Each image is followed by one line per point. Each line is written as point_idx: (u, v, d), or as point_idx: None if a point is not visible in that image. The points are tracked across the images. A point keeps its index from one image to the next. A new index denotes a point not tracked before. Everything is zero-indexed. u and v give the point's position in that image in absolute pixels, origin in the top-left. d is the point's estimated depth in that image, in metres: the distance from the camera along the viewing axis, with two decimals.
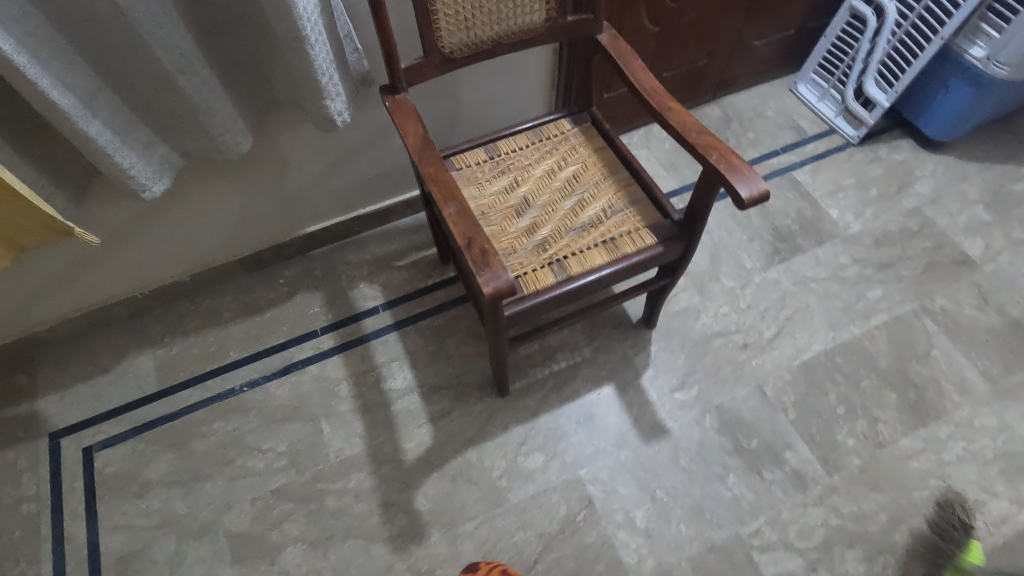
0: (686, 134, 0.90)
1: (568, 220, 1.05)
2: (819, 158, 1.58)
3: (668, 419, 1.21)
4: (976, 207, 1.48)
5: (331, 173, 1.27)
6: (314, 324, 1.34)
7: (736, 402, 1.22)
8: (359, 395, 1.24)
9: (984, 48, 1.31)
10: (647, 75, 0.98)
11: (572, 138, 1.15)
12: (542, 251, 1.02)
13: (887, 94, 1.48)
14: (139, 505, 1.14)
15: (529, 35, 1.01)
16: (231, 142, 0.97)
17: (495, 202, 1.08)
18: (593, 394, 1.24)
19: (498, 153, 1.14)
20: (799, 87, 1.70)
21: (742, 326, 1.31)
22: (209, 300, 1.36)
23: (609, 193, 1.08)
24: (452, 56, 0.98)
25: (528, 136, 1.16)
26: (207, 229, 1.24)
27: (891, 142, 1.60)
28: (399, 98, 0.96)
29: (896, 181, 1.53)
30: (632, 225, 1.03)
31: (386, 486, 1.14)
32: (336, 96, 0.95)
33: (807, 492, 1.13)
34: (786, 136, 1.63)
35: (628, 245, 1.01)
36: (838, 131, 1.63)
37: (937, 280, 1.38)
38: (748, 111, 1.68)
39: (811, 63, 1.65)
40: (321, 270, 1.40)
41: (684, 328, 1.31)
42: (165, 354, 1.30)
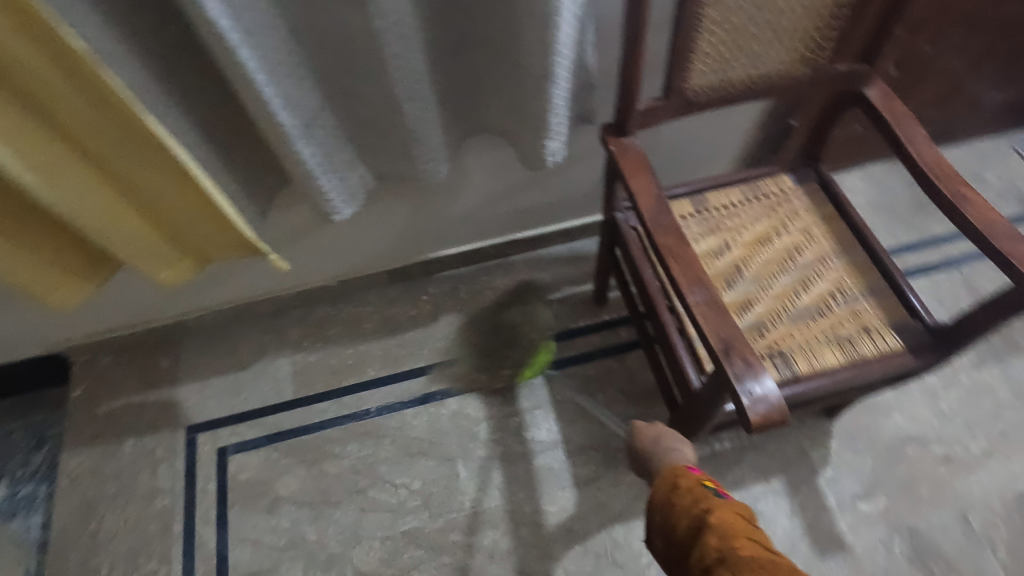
0: (988, 234, 0.73)
1: (787, 302, 0.90)
2: None
3: (849, 533, 1.05)
4: None
5: (502, 198, 1.16)
6: (456, 352, 1.25)
7: (934, 528, 1.05)
8: (500, 440, 1.15)
9: None
10: (931, 149, 0.81)
11: (793, 200, 0.99)
12: (758, 337, 0.87)
13: None
14: (269, 520, 1.10)
15: (786, 82, 0.86)
16: (431, 169, 0.88)
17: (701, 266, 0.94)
18: (759, 486, 1.10)
19: (704, 206, 0.99)
20: None
21: (944, 435, 1.13)
22: (351, 308, 1.31)
23: (839, 275, 0.92)
24: (695, 99, 0.84)
25: (739, 190, 1.00)
26: (368, 240, 1.18)
27: None
28: (626, 144, 0.84)
29: None
30: (869, 321, 0.87)
31: (523, 551, 1.05)
32: (558, 135, 0.83)
33: None
34: (1009, 207, 1.39)
35: (866, 346, 0.85)
36: None
37: None
38: (963, 171, 1.44)
39: None
40: (468, 293, 1.32)
41: (873, 425, 1.14)
42: (304, 361, 1.25)
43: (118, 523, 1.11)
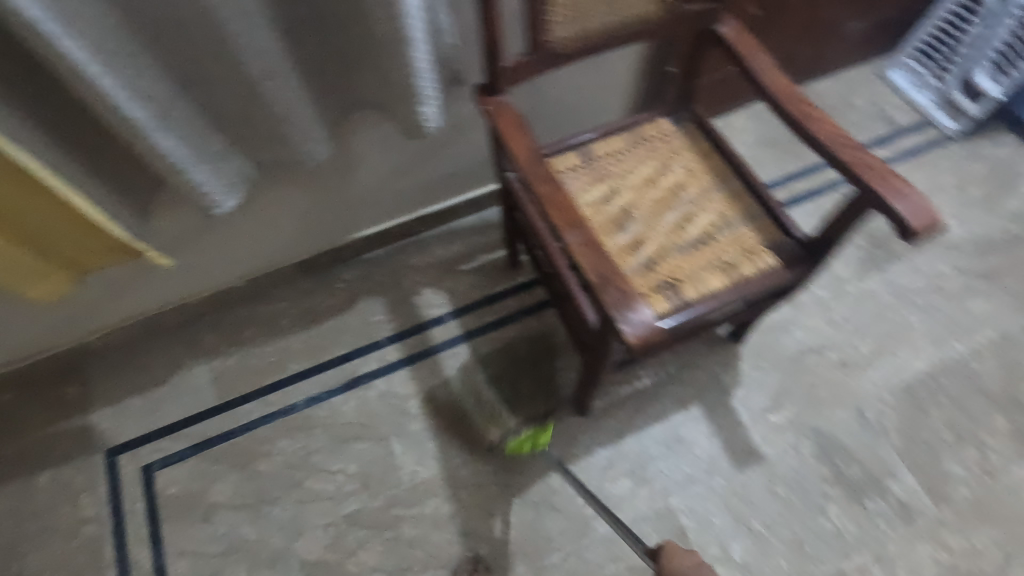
0: (833, 147, 0.79)
1: (674, 237, 0.95)
2: (913, 154, 1.46)
3: (763, 443, 1.14)
4: None
5: (399, 174, 1.16)
6: (378, 334, 1.26)
7: (835, 425, 1.15)
8: (431, 412, 1.17)
9: None
10: (779, 75, 0.86)
11: (672, 140, 1.04)
12: (650, 272, 0.92)
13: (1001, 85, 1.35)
14: (205, 529, 1.08)
15: (645, 27, 0.89)
16: (309, 150, 0.86)
17: (593, 214, 0.97)
18: (680, 414, 1.17)
19: (591, 156, 1.02)
20: (891, 74, 1.54)
21: (837, 342, 1.23)
22: (265, 306, 1.28)
23: (719, 205, 0.97)
24: (559, 52, 0.86)
25: (622, 137, 1.04)
26: (269, 234, 1.15)
27: (994, 135, 1.47)
28: (500, 102, 0.85)
29: (1000, 180, 1.41)
30: (747, 243, 0.93)
31: (465, 512, 1.08)
32: (430, 100, 0.83)
33: (914, 525, 1.06)
34: (877, 128, 1.50)
35: (747, 266, 0.91)
36: (935, 124, 1.49)
37: None
38: (835, 99, 1.55)
39: (909, 46, 1.52)
40: (383, 274, 1.31)
41: (775, 343, 1.23)
42: (222, 366, 1.22)
43: (44, 561, 1.06)
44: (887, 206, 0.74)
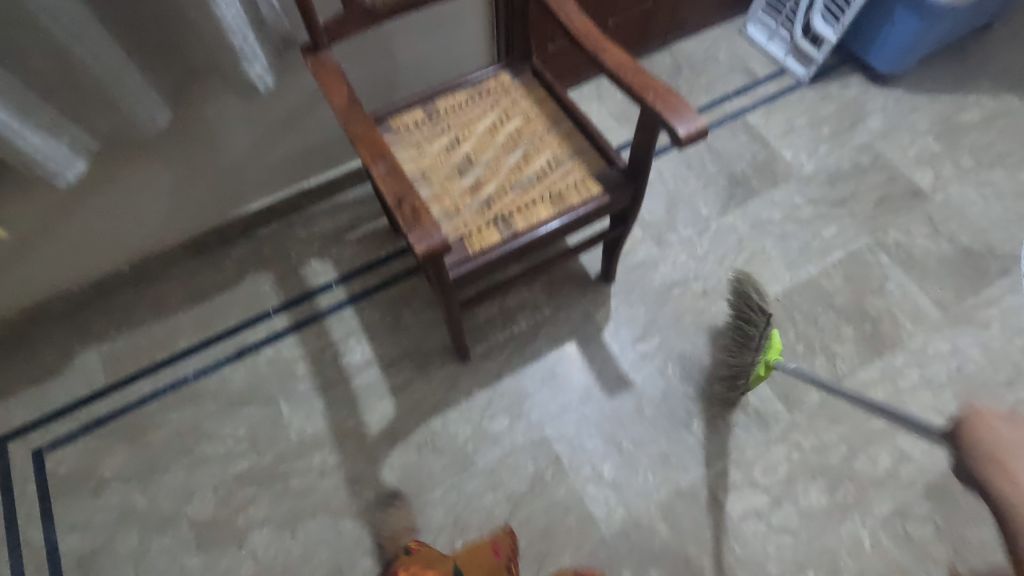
0: (622, 75, 0.87)
1: (511, 177, 1.02)
2: (770, 100, 1.56)
3: (632, 370, 1.21)
4: (925, 138, 1.49)
5: (267, 146, 1.21)
6: (266, 305, 1.30)
7: (697, 348, 1.23)
8: (318, 372, 1.22)
9: None
10: (580, 16, 0.94)
11: (512, 91, 1.11)
12: (486, 210, 0.98)
13: (834, 30, 1.45)
14: (97, 502, 1.11)
15: None
16: (147, 117, 0.91)
17: (436, 163, 1.04)
18: (555, 352, 1.23)
19: (436, 111, 1.09)
20: (748, 29, 1.66)
21: (700, 274, 1.32)
22: (155, 288, 1.31)
23: (552, 145, 1.05)
24: (375, 9, 0.92)
25: (466, 91, 1.11)
26: (143, 212, 1.19)
27: (842, 78, 1.59)
28: (322, 57, 0.91)
29: (847, 117, 1.53)
30: (576, 176, 1.00)
31: (350, 461, 1.13)
32: (253, 60, 0.89)
33: (770, 431, 1.14)
34: (738, 79, 1.61)
35: (574, 196, 0.98)
36: (789, 72, 1.60)
37: (891, 213, 1.39)
38: (699, 56, 1.65)
39: (758, 3, 1.61)
40: (270, 249, 1.36)
41: (643, 280, 1.31)
42: (112, 348, 1.25)
43: None
44: (663, 120, 0.82)
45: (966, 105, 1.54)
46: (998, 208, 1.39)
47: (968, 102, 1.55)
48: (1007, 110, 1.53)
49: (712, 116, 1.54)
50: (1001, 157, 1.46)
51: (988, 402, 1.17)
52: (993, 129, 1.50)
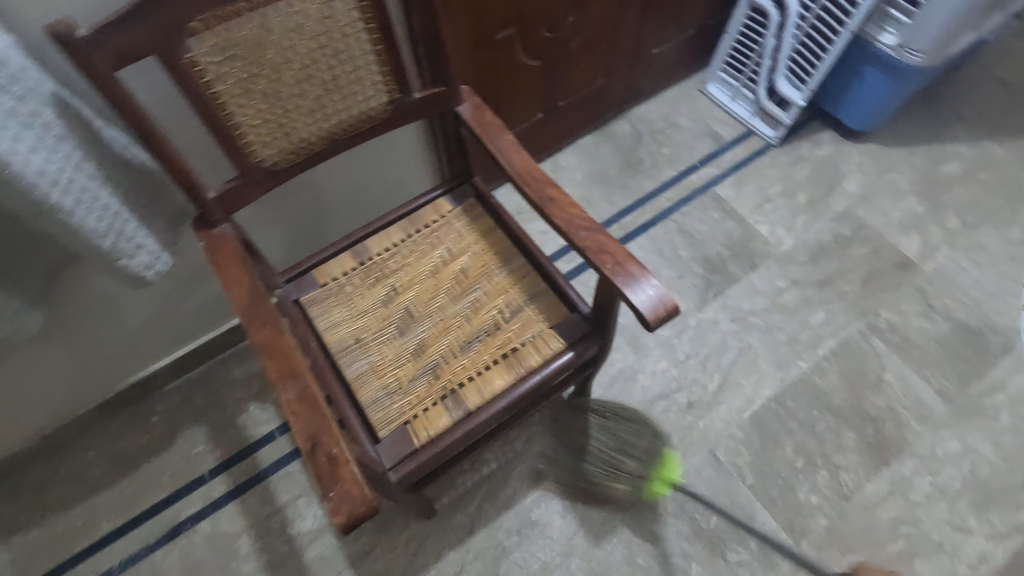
0: (574, 233, 0.74)
1: (460, 333, 0.89)
2: (740, 168, 1.45)
3: (618, 510, 1.08)
4: (906, 198, 1.39)
5: (180, 297, 1.06)
6: (201, 467, 1.14)
7: (689, 474, 1.11)
8: (264, 548, 1.07)
9: (895, 35, 1.20)
10: (521, 154, 0.82)
11: (454, 222, 0.98)
12: (433, 381, 0.85)
13: (801, 93, 1.35)
14: None
15: (374, 122, 0.82)
16: (11, 328, 0.75)
17: (373, 323, 0.90)
18: (531, 495, 1.10)
19: (369, 255, 0.95)
20: (709, 88, 1.54)
21: (683, 382, 1.19)
22: (71, 459, 1.14)
23: (504, 289, 0.91)
24: (278, 168, 0.79)
25: (402, 227, 0.98)
26: (42, 387, 1.03)
27: (812, 136, 1.49)
28: (219, 233, 0.77)
29: (823, 181, 1.43)
30: (533, 329, 0.87)
31: None
32: (135, 250, 0.74)
33: (777, 569, 1.03)
34: (703, 145, 1.49)
35: (532, 356, 0.85)
36: (756, 133, 1.49)
37: (880, 291, 1.28)
38: (660, 122, 1.53)
39: (717, 62, 1.49)
40: (202, 397, 1.20)
41: (623, 395, 1.18)
42: (23, 541, 1.08)
43: None
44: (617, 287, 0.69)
45: (945, 157, 1.45)
46: (991, 275, 1.30)
47: (946, 154, 1.46)
48: (987, 160, 1.44)
49: (680, 192, 1.42)
50: (988, 214, 1.37)
51: (1007, 510, 1.06)
52: (975, 182, 1.41)
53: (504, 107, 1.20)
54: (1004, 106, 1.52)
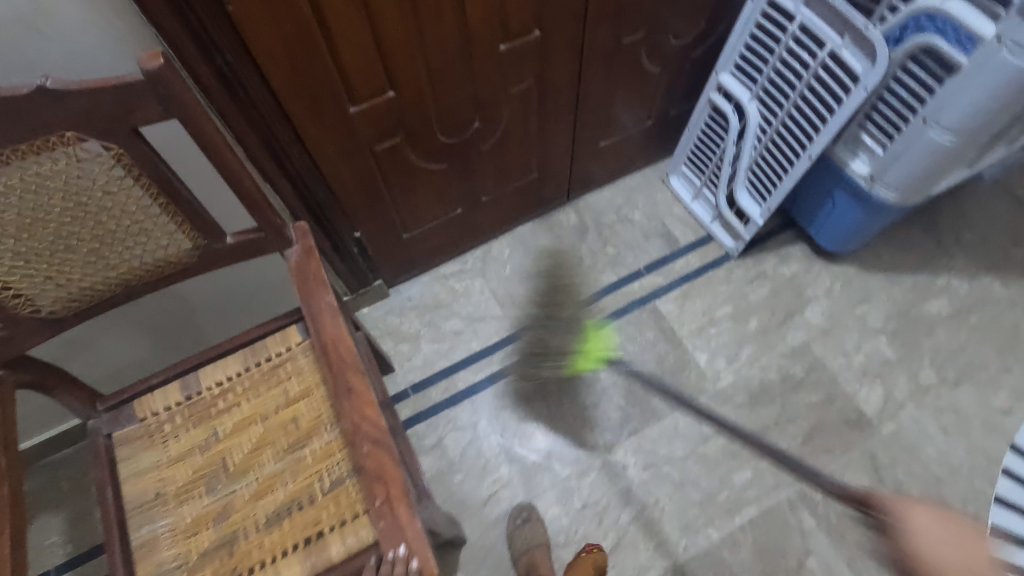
0: (360, 444, 0.63)
1: (270, 501, 0.78)
2: (689, 279, 1.29)
3: None
4: (876, 339, 1.21)
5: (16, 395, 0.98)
6: (49, 561, 1.09)
7: None
8: None
9: (868, 164, 1.02)
10: (336, 323, 0.70)
11: (299, 358, 0.87)
12: (225, 559, 0.75)
13: (760, 209, 1.18)
14: None
15: (178, 265, 0.72)
16: None
17: (181, 474, 0.80)
18: None
19: (198, 388, 0.85)
20: (671, 181, 1.38)
21: (573, 536, 1.07)
22: None
23: (331, 451, 0.80)
24: (57, 315, 0.69)
25: (242, 356, 0.87)
26: None
27: (779, 250, 1.31)
28: None
29: (782, 307, 1.25)
30: (346, 511, 0.76)
31: None
32: None
33: None
34: (654, 248, 1.34)
35: (335, 546, 0.74)
36: (716, 240, 1.33)
37: (822, 453, 1.11)
38: (610, 215, 1.38)
39: (679, 155, 1.33)
40: (67, 483, 1.14)
41: (503, 542, 1.07)
42: None
43: None
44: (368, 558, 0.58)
45: (932, 291, 1.25)
46: (960, 448, 1.10)
47: (936, 287, 1.25)
48: (982, 299, 1.23)
49: (616, 301, 1.28)
50: (971, 370, 1.17)
51: None
52: (963, 327, 1.21)
53: (406, 208, 1.08)
54: (1016, 232, 1.30)
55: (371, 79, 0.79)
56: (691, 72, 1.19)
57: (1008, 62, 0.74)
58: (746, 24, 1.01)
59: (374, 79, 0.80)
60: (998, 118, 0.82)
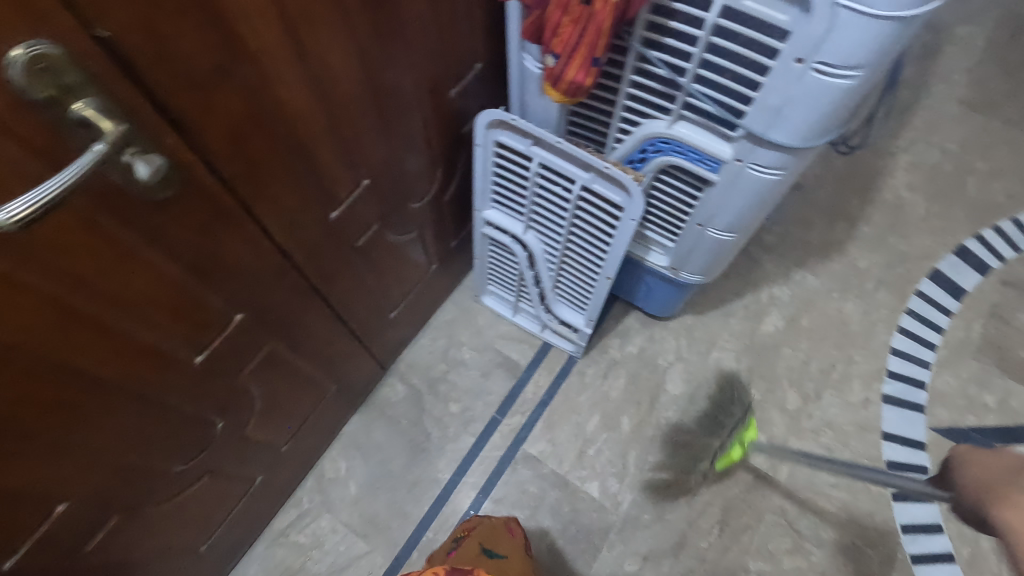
0: None
1: None
2: (547, 404, 1.17)
3: None
4: (739, 382, 1.18)
5: None
6: None
7: None
8: None
9: (664, 256, 0.95)
10: None
11: None
12: None
13: (582, 318, 1.08)
14: None
15: None
16: None
17: None
18: None
19: None
20: (484, 301, 1.23)
21: None
22: None
23: None
24: None
25: None
26: None
27: (618, 330, 1.23)
28: None
29: (644, 391, 1.18)
30: None
31: None
32: None
33: None
34: (498, 382, 1.19)
35: None
36: (554, 346, 1.21)
37: (741, 533, 1.06)
38: (439, 365, 1.21)
39: (480, 278, 1.18)
40: None
41: None
42: None
43: None
44: None
45: (763, 308, 1.25)
46: (848, 459, 1.11)
47: (765, 303, 1.25)
48: (806, 299, 1.26)
49: (484, 467, 1.12)
50: (824, 376, 1.19)
51: None
52: (802, 335, 1.22)
53: (181, 534, 0.82)
54: (803, 216, 1.34)
55: (11, 524, 0.53)
56: (454, 208, 1.04)
57: (755, 177, 0.68)
58: (484, 168, 0.87)
59: (11, 524, 0.53)
60: (764, 210, 0.77)
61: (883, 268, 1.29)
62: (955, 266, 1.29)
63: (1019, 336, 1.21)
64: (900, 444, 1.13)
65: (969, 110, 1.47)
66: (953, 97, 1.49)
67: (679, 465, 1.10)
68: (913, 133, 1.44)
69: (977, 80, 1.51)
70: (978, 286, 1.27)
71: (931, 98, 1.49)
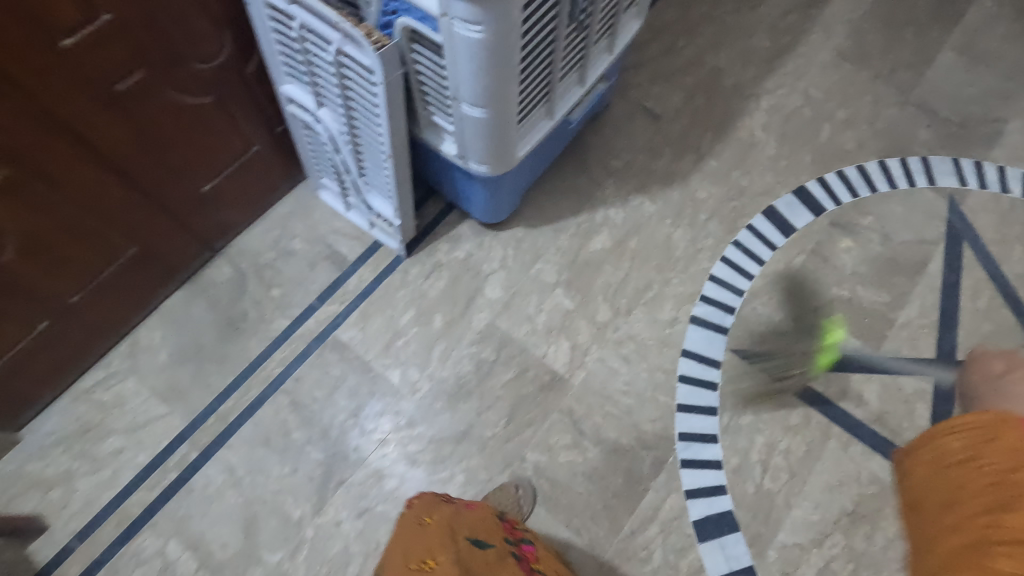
0: None
1: None
2: (365, 297, 1.20)
3: None
4: (554, 293, 1.22)
5: None
6: None
7: None
8: None
9: (453, 142, 0.96)
10: None
11: None
12: None
13: (394, 209, 1.10)
14: None
15: None
16: None
17: None
18: None
19: None
20: (322, 195, 1.25)
21: None
22: None
23: None
24: None
25: None
26: None
27: (448, 235, 1.26)
28: None
29: (462, 294, 1.21)
30: None
31: None
32: None
33: None
34: (321, 275, 1.22)
35: None
36: (382, 245, 1.24)
37: (525, 427, 1.11)
38: (266, 253, 1.23)
39: (311, 169, 1.20)
40: None
41: None
42: None
43: None
44: None
45: (595, 228, 1.28)
46: (643, 371, 1.16)
47: (597, 223, 1.28)
48: (638, 223, 1.29)
49: (293, 348, 1.16)
50: (638, 294, 1.22)
51: None
52: (626, 255, 1.26)
53: None
54: (654, 145, 1.36)
55: None
56: (267, 88, 1.06)
57: (465, 33, 0.70)
58: (265, 30, 0.88)
59: None
60: (503, 85, 0.79)
61: (720, 201, 1.31)
62: (791, 205, 1.31)
63: (834, 274, 1.25)
64: (698, 361, 1.16)
65: (841, 60, 1.48)
66: (829, 46, 1.49)
67: (479, 361, 1.15)
68: (780, 77, 1.45)
69: (856, 31, 1.51)
70: (807, 224, 1.29)
71: (806, 46, 1.49)
